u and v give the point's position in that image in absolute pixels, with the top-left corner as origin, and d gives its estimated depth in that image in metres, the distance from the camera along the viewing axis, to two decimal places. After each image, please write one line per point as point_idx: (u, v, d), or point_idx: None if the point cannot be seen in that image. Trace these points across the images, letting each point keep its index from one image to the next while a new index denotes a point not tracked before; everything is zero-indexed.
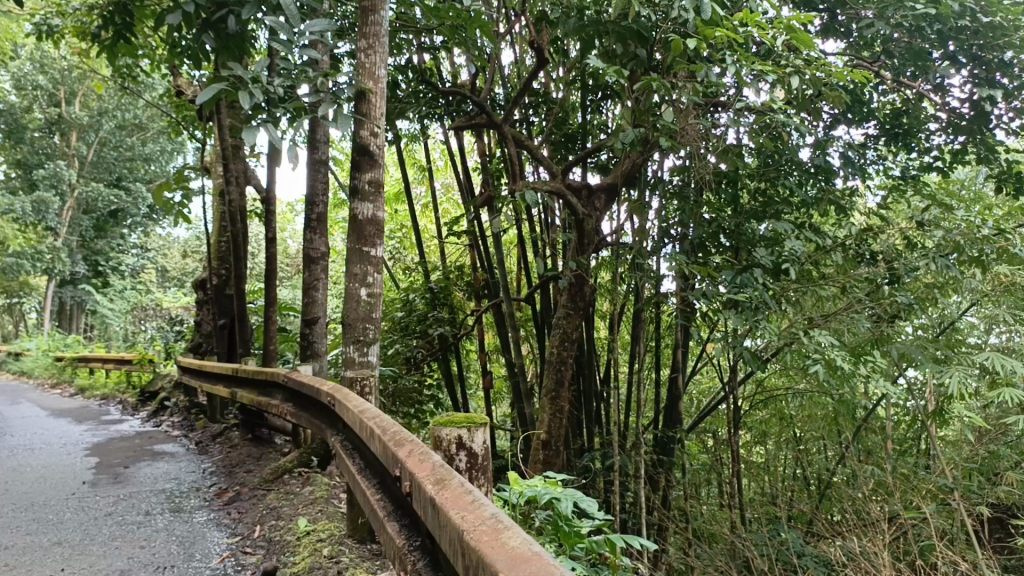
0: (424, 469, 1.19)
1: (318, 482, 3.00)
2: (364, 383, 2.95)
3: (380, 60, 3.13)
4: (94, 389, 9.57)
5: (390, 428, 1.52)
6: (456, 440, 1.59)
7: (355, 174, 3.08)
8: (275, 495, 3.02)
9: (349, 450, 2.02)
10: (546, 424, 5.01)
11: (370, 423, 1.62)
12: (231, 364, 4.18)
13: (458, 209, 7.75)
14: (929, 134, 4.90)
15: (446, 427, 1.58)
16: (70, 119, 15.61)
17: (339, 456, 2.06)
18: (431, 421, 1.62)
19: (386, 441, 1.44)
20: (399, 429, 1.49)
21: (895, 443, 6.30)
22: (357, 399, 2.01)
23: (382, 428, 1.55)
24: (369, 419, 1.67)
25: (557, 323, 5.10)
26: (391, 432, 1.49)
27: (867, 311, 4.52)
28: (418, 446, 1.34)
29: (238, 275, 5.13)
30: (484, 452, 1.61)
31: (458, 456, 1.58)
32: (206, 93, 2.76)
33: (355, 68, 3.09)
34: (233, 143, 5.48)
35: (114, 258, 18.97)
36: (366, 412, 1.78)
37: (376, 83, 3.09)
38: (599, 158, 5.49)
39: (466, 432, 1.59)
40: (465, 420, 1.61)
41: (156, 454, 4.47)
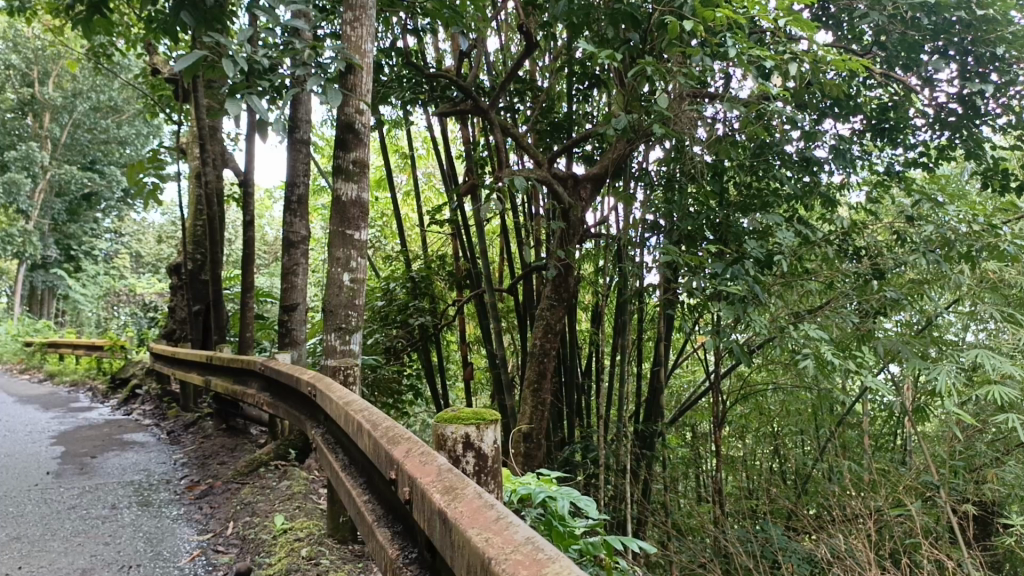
0: (428, 474, 1.09)
1: (295, 477, 2.90)
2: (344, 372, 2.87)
3: (367, 34, 3.02)
4: (64, 377, 9.36)
5: (381, 423, 1.42)
6: (463, 439, 1.50)
7: (340, 153, 2.97)
8: (249, 489, 2.92)
9: (331, 444, 1.92)
10: (527, 416, 4.94)
11: (358, 417, 1.52)
12: (205, 351, 4.07)
13: (440, 198, 7.66)
14: (915, 130, 4.87)
15: (453, 425, 1.49)
16: (43, 100, 15.29)
17: (319, 450, 1.96)
18: (436, 418, 1.53)
19: (379, 439, 1.34)
20: (393, 424, 1.39)
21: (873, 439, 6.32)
22: (340, 390, 1.92)
23: (371, 423, 1.45)
24: (357, 412, 1.58)
25: (541, 315, 5.02)
26: (383, 429, 1.39)
27: (853, 306, 4.50)
28: (416, 444, 1.25)
29: (214, 260, 5.00)
30: (493, 454, 1.52)
31: (466, 457, 1.48)
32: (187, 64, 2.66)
33: (341, 42, 2.98)
34: (211, 125, 5.34)
35: (88, 242, 18.69)
36: (352, 404, 1.68)
37: (363, 57, 2.98)
38: (584, 148, 5.42)
39: (475, 431, 1.49)
40: (474, 418, 1.51)
41: (125, 443, 4.35)
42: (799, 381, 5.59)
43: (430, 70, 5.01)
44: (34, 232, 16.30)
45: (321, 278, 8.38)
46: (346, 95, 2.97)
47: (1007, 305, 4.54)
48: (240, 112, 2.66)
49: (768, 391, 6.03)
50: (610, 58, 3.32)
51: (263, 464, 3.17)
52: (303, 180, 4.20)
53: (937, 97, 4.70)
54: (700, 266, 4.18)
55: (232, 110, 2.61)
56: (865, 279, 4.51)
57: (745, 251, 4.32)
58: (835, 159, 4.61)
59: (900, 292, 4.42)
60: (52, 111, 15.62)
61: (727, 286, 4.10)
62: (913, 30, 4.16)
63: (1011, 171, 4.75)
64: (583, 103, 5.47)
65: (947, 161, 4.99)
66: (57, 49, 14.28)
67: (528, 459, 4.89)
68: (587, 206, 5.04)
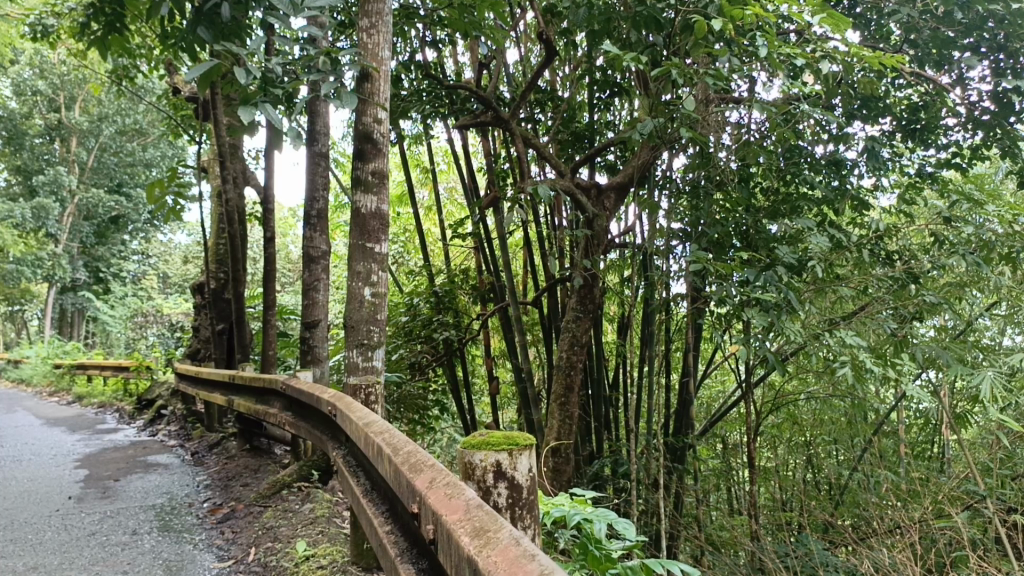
0: (455, 509, 1.02)
1: (319, 500, 2.83)
2: (368, 392, 2.84)
3: (384, 41, 2.99)
4: (92, 398, 9.40)
5: (403, 447, 1.36)
6: (494, 468, 1.53)
7: (358, 164, 2.92)
8: (272, 512, 2.87)
9: (353, 467, 1.86)
10: (554, 430, 4.86)
11: (379, 441, 1.45)
12: (227, 370, 4.04)
13: (463, 212, 7.63)
14: (947, 130, 4.75)
15: (483, 454, 1.52)
16: (69, 125, 15.51)
17: (341, 473, 1.90)
18: (464, 445, 1.56)
19: (401, 468, 1.27)
20: (416, 447, 1.33)
21: (909, 448, 6.17)
22: (362, 408, 1.86)
23: (393, 446, 1.39)
24: (377, 434, 1.51)
25: (566, 326, 4.94)
26: (406, 454, 1.32)
27: (889, 311, 4.38)
28: (440, 473, 1.17)
29: (236, 278, 4.97)
30: (527, 483, 1.56)
31: (498, 487, 1.52)
32: (200, 71, 2.66)
33: (357, 49, 2.94)
34: (231, 143, 5.35)
35: (115, 264, 18.88)
36: (373, 424, 1.62)
37: (380, 65, 2.95)
38: (607, 157, 5.36)
39: (507, 458, 1.53)
40: (505, 445, 1.55)
41: (149, 465, 4.32)
42: (833, 389, 5.46)
43: (450, 82, 4.97)
44: (63, 255, 16.52)
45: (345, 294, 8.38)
46: (363, 103, 2.94)
47: None
48: (254, 120, 2.63)
49: (801, 400, 5.89)
50: (634, 62, 3.26)
51: (285, 486, 3.12)
52: (323, 194, 4.16)
53: (968, 95, 4.58)
54: (731, 273, 4.07)
55: (245, 118, 2.58)
56: (900, 284, 4.38)
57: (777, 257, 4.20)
58: (866, 161, 4.48)
59: (938, 296, 4.29)
60: (79, 136, 15.87)
61: (760, 294, 3.98)
62: (944, 26, 4.05)
63: None
64: (604, 112, 5.42)
65: (981, 161, 4.86)
66: (83, 74, 14.53)
67: (557, 475, 4.79)
68: (610, 215, 4.96)
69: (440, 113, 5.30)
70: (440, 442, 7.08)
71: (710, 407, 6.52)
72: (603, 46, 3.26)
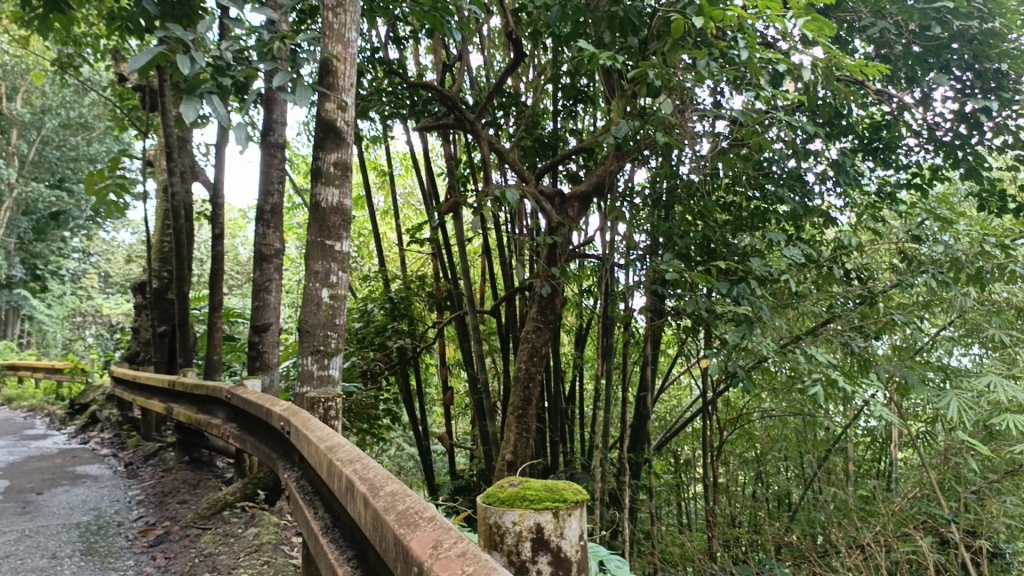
0: None
1: (265, 523, 2.62)
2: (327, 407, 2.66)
3: (350, 22, 2.84)
4: (22, 401, 8.95)
5: (384, 488, 1.09)
6: (531, 535, 1.32)
7: (318, 155, 2.75)
8: (211, 536, 2.65)
9: (311, 501, 1.63)
10: (511, 443, 4.68)
11: (356, 480, 1.16)
12: (167, 376, 3.81)
13: (420, 218, 7.48)
14: (908, 149, 4.76)
15: (520, 515, 1.32)
16: (11, 116, 14.96)
17: (296, 504, 1.68)
18: (499, 504, 1.37)
19: (389, 523, 0.95)
20: (402, 490, 1.06)
21: (858, 466, 6.21)
22: (326, 430, 1.63)
23: (371, 486, 1.12)
24: (349, 469, 1.25)
25: (526, 337, 4.79)
26: (399, 505, 1.00)
27: (853, 329, 4.36)
28: (448, 535, 0.86)
29: (180, 278, 4.72)
30: (575, 555, 1.35)
31: (538, 560, 1.29)
32: (142, 59, 2.46)
33: (322, 31, 2.79)
34: (180, 136, 5.11)
35: (55, 262, 18.24)
36: (343, 456, 1.35)
37: (345, 48, 2.81)
38: (569, 166, 5.28)
39: (550, 521, 1.34)
40: (550, 503, 1.37)
41: (76, 476, 4.05)
42: (791, 407, 5.45)
43: (413, 80, 4.81)
44: None
45: (295, 299, 8.14)
46: (325, 92, 2.79)
47: (1010, 329, 4.43)
48: (200, 113, 2.45)
49: (755, 418, 5.86)
50: (611, 60, 3.13)
51: (227, 506, 2.90)
52: (278, 187, 3.96)
53: (930, 116, 4.60)
54: (705, 285, 3.95)
55: (190, 112, 2.40)
56: (865, 301, 4.37)
57: (749, 269, 4.12)
58: (834, 177, 4.46)
59: (901, 313, 4.28)
60: (19, 128, 15.33)
61: (734, 308, 3.91)
62: (915, 41, 4.02)
63: (1009, 193, 4.67)
64: (568, 119, 5.32)
65: (941, 181, 4.89)
66: (26, 64, 14.00)
67: None
68: (573, 224, 4.81)
69: (400, 114, 5.13)
70: (390, 452, 6.88)
71: (665, 421, 6.45)
72: (579, 42, 3.16)
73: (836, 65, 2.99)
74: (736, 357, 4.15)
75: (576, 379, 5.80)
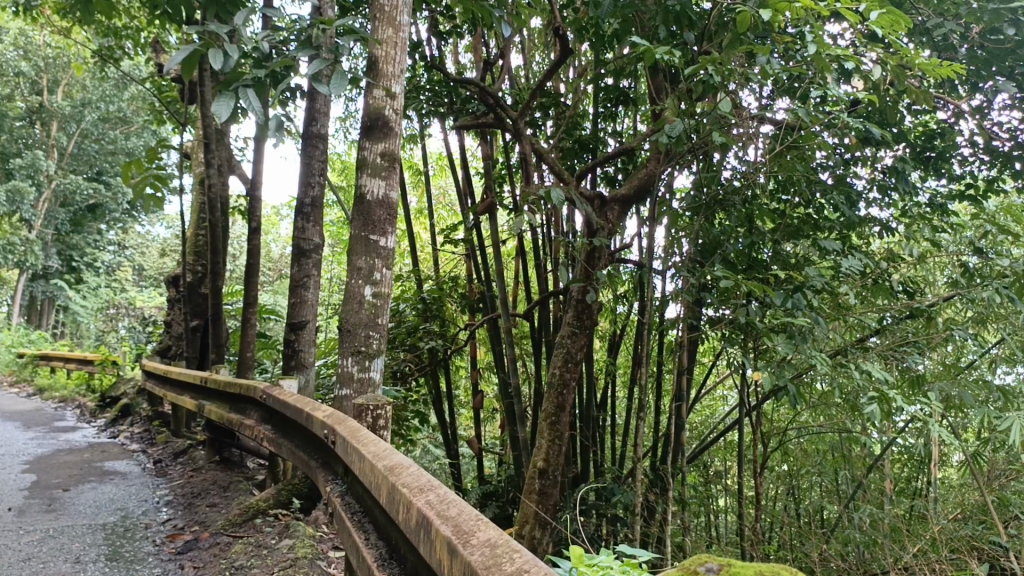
0: None
1: (299, 535, 2.52)
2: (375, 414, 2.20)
3: (402, 4, 2.77)
4: (54, 391, 9.01)
5: (477, 535, 0.96)
6: None
7: (365, 144, 2.68)
8: (241, 547, 2.56)
9: (363, 527, 1.51)
10: (544, 452, 4.55)
11: (435, 520, 1.03)
12: (199, 372, 3.77)
13: (454, 218, 7.41)
14: (961, 159, 4.58)
15: None
16: (52, 108, 15.20)
17: (343, 528, 1.56)
18: None
19: None
20: (502, 541, 0.93)
21: (897, 484, 6.01)
22: (382, 444, 1.52)
23: (457, 529, 0.99)
24: (421, 499, 1.12)
25: (562, 343, 4.66)
26: (507, 562, 0.87)
27: (909, 344, 4.17)
28: None
29: (214, 272, 4.67)
30: None
31: None
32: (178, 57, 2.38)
33: (372, 14, 2.72)
34: (217, 129, 5.08)
35: (90, 254, 18.45)
36: (407, 481, 1.22)
37: (395, 31, 2.74)
38: (609, 168, 5.17)
39: None
40: None
41: (103, 473, 4.01)
42: (831, 422, 5.27)
43: (454, 77, 4.74)
44: (36, 241, 16.02)
45: (326, 297, 8.10)
46: (374, 79, 2.72)
47: None
48: (236, 109, 2.37)
49: (792, 432, 5.70)
50: (666, 56, 3.00)
51: (259, 514, 2.82)
52: (319, 180, 3.91)
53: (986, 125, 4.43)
54: (760, 295, 3.77)
55: (223, 107, 2.32)
56: (921, 315, 4.19)
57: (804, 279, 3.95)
58: (892, 185, 4.30)
59: (958, 329, 4.10)
60: (59, 121, 15.57)
61: (790, 318, 3.74)
62: (980, 45, 3.85)
63: None
64: (610, 121, 5.21)
65: (994, 193, 4.71)
66: (69, 56, 14.18)
67: (545, 500, 4.52)
68: (615, 228, 4.67)
69: (439, 113, 5.07)
70: (417, 454, 6.79)
71: (698, 432, 6.30)
72: (633, 37, 3.04)
73: (908, 63, 2.81)
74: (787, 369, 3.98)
75: (609, 387, 5.67)
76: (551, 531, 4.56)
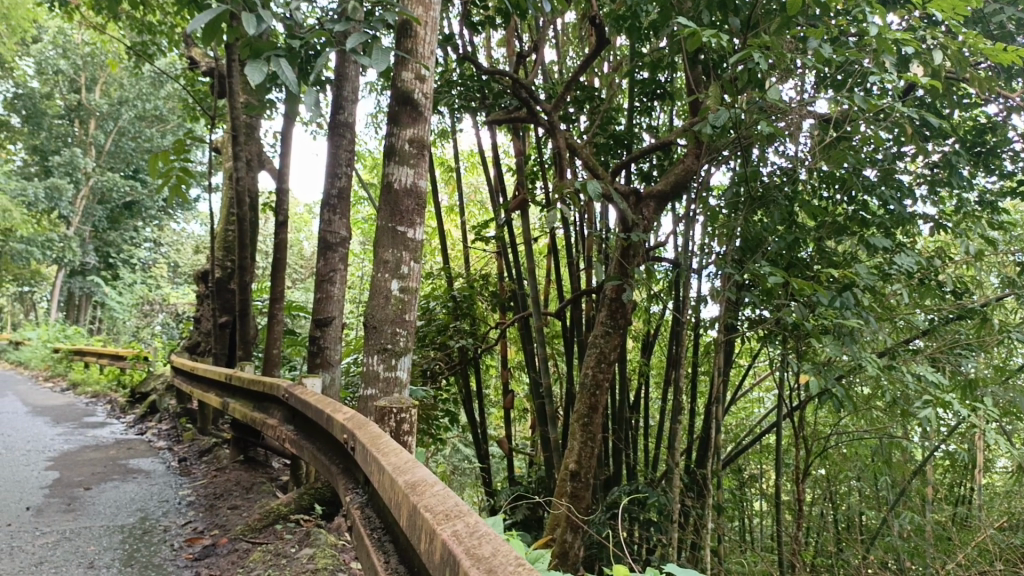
0: None
1: (320, 543, 2.38)
2: (402, 417, 2.08)
3: None
4: (87, 386, 9.09)
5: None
6: None
7: (394, 130, 2.61)
8: (260, 555, 2.48)
9: (385, 550, 1.40)
10: (575, 453, 4.44)
11: (462, 555, 0.90)
12: (224, 369, 3.73)
13: (485, 216, 7.32)
14: (1013, 154, 4.37)
15: None
16: (89, 106, 15.44)
17: (364, 549, 1.46)
18: None
19: None
20: None
21: (940, 493, 5.80)
22: (406, 455, 1.42)
23: (488, 571, 0.85)
24: (447, 529, 1.00)
25: (595, 342, 4.54)
26: None
27: (962, 348, 3.98)
28: None
29: (242, 268, 4.63)
30: None
31: None
32: (205, 20, 2.26)
33: None
34: (247, 124, 5.04)
35: (126, 251, 18.69)
36: (430, 504, 1.12)
37: (425, 11, 2.65)
38: (642, 165, 5.04)
39: None
40: None
41: (127, 471, 3.98)
42: (872, 427, 5.09)
43: (486, 70, 4.64)
44: (74, 238, 16.26)
45: (355, 295, 8.06)
46: (404, 59, 2.64)
47: None
48: (267, 79, 2.26)
49: (832, 437, 5.51)
50: (712, 39, 2.87)
51: (280, 519, 2.75)
52: (345, 171, 3.85)
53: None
54: (806, 293, 3.61)
55: (255, 75, 2.22)
56: (976, 316, 4.00)
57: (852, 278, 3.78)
58: (942, 181, 4.11)
59: (1016, 331, 3.91)
60: (97, 119, 15.79)
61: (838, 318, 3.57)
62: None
63: None
64: (644, 116, 5.08)
65: None
66: (106, 54, 14.39)
67: (575, 504, 4.40)
68: (650, 224, 4.49)
69: (470, 108, 4.98)
70: (445, 454, 6.71)
71: (734, 435, 6.13)
72: (679, 18, 2.92)
73: (971, 49, 2.68)
74: (835, 372, 3.80)
75: (642, 388, 5.53)
76: (581, 535, 4.46)
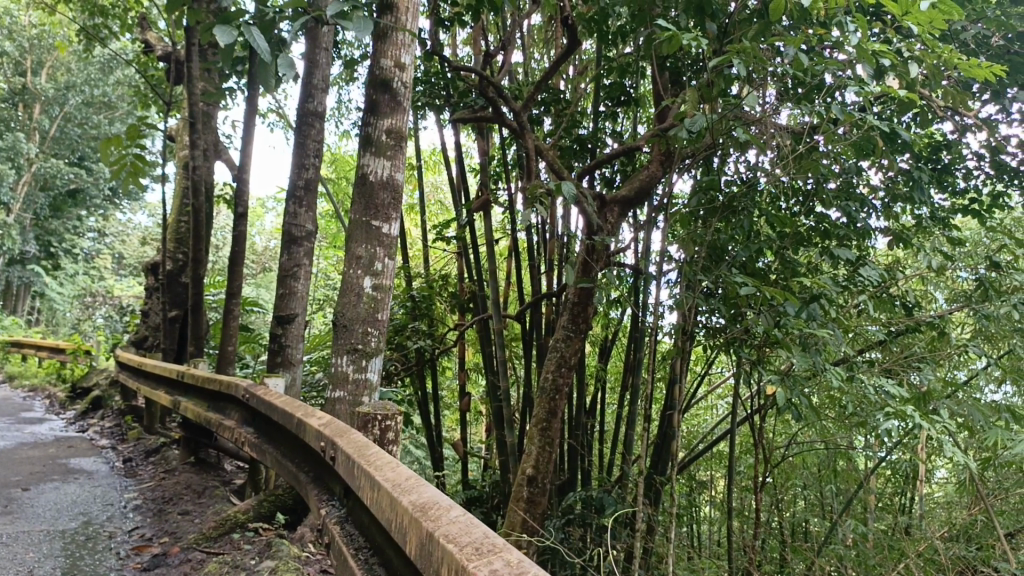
0: None
1: (281, 554, 2.29)
2: (382, 424, 2.00)
3: None
4: (24, 380, 8.72)
5: None
6: None
7: (370, 119, 2.54)
8: (216, 566, 2.36)
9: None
10: (533, 458, 4.38)
11: None
12: (176, 366, 3.59)
13: (445, 215, 7.24)
14: (967, 172, 4.47)
15: None
16: (34, 90, 14.96)
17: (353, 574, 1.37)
18: None
19: None
20: None
21: (887, 502, 5.90)
22: (407, 472, 1.34)
23: None
24: (482, 565, 0.92)
25: (556, 347, 4.50)
26: None
27: (920, 361, 4.04)
28: None
29: (196, 261, 4.48)
30: None
31: None
32: None
33: None
34: (204, 112, 4.89)
35: (69, 240, 18.10)
36: (450, 534, 1.04)
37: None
38: (606, 170, 5.02)
39: None
40: None
41: (68, 471, 3.81)
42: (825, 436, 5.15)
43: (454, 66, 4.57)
44: (14, 225, 15.69)
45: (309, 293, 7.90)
46: (382, 44, 2.57)
47: None
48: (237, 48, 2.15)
49: (785, 445, 5.57)
50: (691, 42, 2.85)
51: (238, 526, 2.64)
52: (313, 162, 3.74)
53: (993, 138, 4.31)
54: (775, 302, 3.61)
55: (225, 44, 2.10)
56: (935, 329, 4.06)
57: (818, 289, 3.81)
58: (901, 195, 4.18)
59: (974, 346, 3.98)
60: (42, 104, 15.28)
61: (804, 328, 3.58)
62: (992, 56, 3.76)
63: None
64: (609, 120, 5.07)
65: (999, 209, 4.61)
66: (54, 37, 13.98)
67: (533, 510, 4.35)
68: (614, 229, 4.45)
69: (435, 105, 4.91)
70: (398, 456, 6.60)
71: (688, 442, 6.16)
72: (658, 20, 2.90)
73: (947, 62, 2.72)
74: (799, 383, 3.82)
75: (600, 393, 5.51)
76: (538, 542, 4.40)
